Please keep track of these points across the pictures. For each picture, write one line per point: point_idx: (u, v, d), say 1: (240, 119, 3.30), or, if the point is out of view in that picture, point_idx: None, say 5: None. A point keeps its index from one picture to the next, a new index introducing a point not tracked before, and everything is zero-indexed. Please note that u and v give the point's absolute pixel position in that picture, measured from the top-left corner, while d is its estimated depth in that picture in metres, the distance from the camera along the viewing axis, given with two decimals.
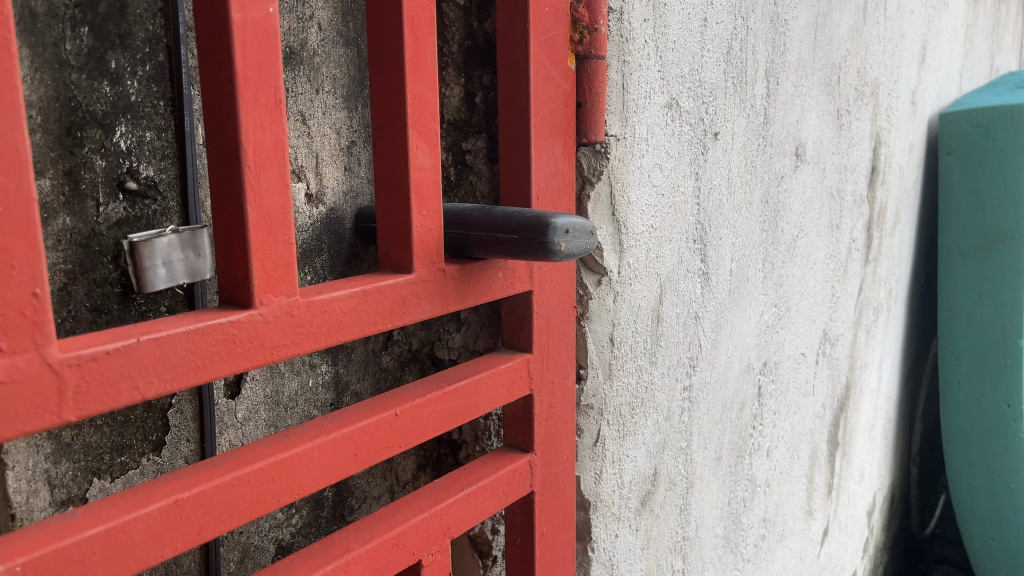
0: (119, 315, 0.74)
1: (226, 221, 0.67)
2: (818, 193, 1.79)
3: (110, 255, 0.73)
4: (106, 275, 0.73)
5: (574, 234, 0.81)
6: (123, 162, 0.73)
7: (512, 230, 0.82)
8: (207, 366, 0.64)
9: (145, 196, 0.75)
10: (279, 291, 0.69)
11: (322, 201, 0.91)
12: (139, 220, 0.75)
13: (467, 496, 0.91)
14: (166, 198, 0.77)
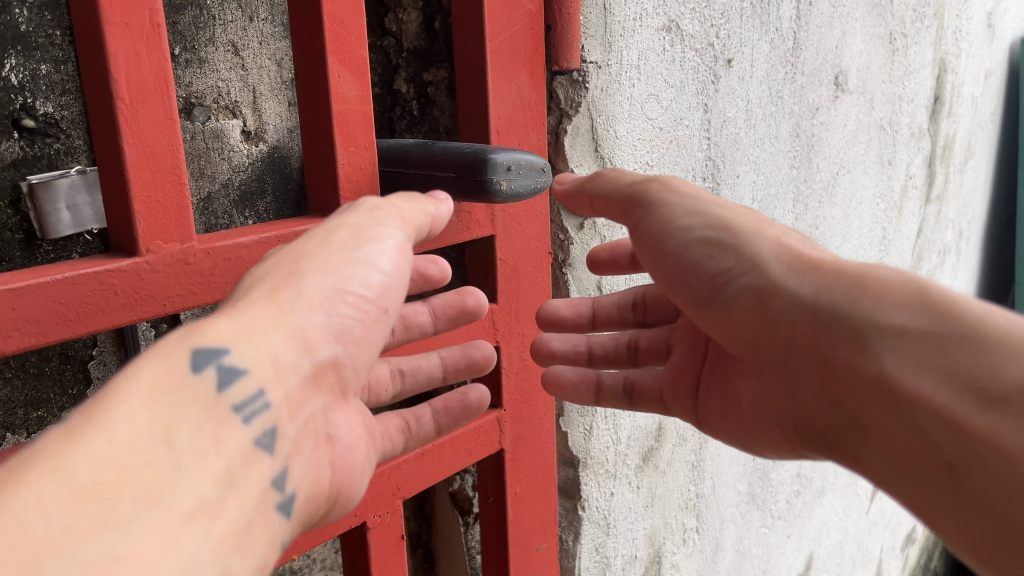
0: (23, 262, 0.69)
1: (107, 160, 0.61)
2: (864, 125, 1.64)
3: (8, 199, 0.68)
4: (4, 221, 0.68)
5: (518, 171, 0.73)
6: (16, 98, 0.67)
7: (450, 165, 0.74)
8: (83, 319, 0.59)
9: (45, 134, 0.69)
10: (170, 237, 0.63)
11: (263, 138, 0.85)
12: (39, 160, 0.70)
13: (421, 455, 0.84)
14: (71, 136, 0.71)
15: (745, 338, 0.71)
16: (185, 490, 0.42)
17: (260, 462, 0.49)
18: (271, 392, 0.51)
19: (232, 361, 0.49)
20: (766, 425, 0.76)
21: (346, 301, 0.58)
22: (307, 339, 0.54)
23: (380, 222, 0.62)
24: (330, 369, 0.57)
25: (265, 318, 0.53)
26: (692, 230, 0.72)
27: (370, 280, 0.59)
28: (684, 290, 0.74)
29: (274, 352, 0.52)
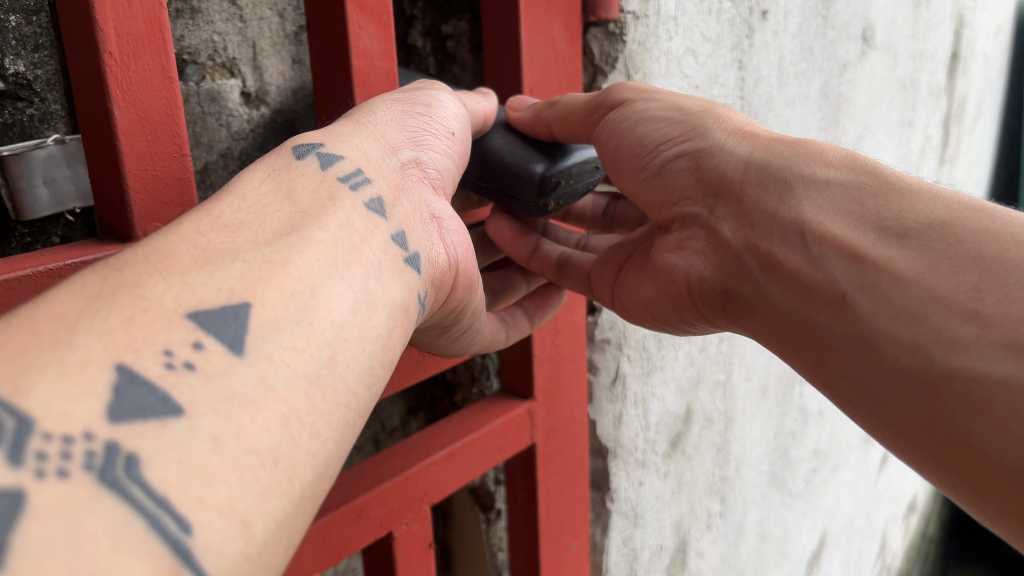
0: None
1: (94, 127, 0.51)
2: (888, 84, 1.55)
3: None
4: None
5: (574, 176, 0.69)
6: None
7: (504, 147, 0.69)
8: None
9: (15, 98, 0.59)
10: (171, 218, 0.54)
11: (265, 101, 0.74)
12: (10, 129, 0.59)
13: (449, 455, 0.76)
14: (46, 99, 0.61)
15: (669, 206, 0.70)
16: (312, 232, 0.47)
17: (382, 227, 0.52)
18: (370, 172, 0.54)
19: (329, 150, 0.53)
20: (665, 292, 0.72)
21: (425, 129, 0.59)
22: (388, 138, 0.57)
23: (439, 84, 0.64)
24: (416, 166, 0.58)
25: (348, 128, 0.56)
26: (644, 116, 0.69)
27: (438, 113, 0.61)
28: (626, 166, 0.71)
29: (365, 146, 0.55)
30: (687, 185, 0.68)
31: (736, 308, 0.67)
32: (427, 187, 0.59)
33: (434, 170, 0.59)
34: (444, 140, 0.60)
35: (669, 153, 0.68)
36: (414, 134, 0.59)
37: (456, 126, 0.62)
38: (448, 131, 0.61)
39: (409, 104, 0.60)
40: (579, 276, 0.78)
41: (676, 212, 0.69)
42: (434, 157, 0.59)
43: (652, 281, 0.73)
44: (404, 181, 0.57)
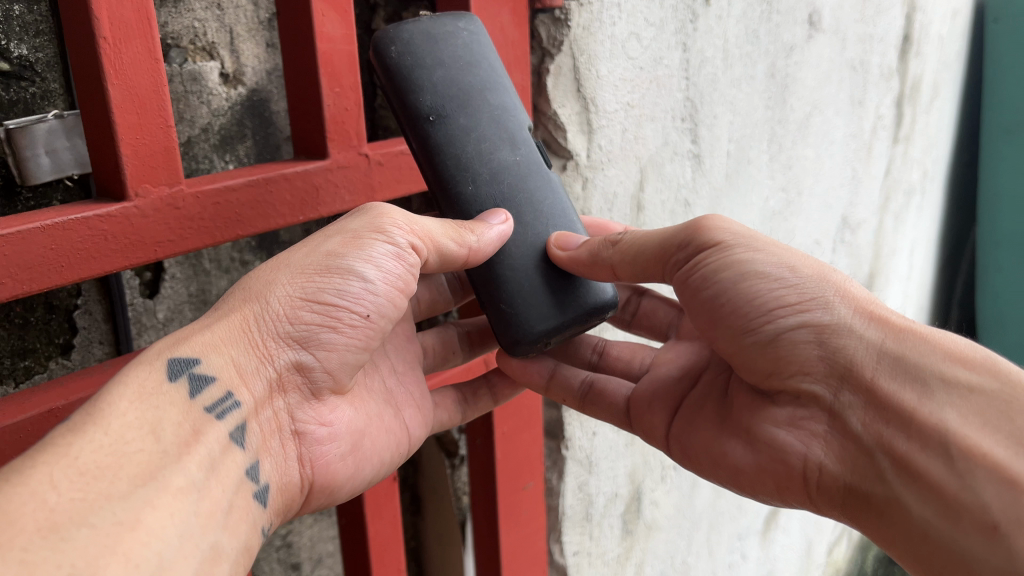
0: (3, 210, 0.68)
1: (91, 101, 0.59)
2: (837, 65, 1.64)
3: None
4: None
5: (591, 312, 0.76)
6: None
7: (525, 264, 0.76)
8: (74, 265, 0.58)
9: (19, 77, 0.67)
10: (158, 181, 0.62)
11: (242, 81, 0.83)
12: (15, 105, 0.67)
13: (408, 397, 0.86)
14: (46, 79, 0.69)
15: (781, 378, 0.70)
16: (170, 477, 0.56)
17: (233, 447, 0.64)
18: (239, 392, 0.65)
19: (203, 368, 0.63)
20: (771, 469, 0.71)
21: (330, 318, 0.67)
22: (269, 348, 0.66)
23: (392, 223, 0.69)
24: (294, 371, 0.68)
25: (236, 333, 0.65)
26: (761, 282, 0.69)
27: (351, 289, 0.67)
28: (739, 328, 0.71)
29: (240, 362, 0.65)
30: (808, 358, 0.67)
31: (850, 505, 0.68)
32: (301, 391, 0.70)
33: (320, 365, 0.69)
34: (350, 325, 0.68)
35: (790, 322, 0.68)
36: (309, 329, 0.67)
37: (380, 288, 0.69)
38: (361, 310, 0.68)
39: (323, 289, 0.66)
40: (603, 404, 0.90)
41: (791, 386, 0.69)
42: (320, 351, 0.69)
43: (755, 450, 0.73)
44: (274, 388, 0.68)
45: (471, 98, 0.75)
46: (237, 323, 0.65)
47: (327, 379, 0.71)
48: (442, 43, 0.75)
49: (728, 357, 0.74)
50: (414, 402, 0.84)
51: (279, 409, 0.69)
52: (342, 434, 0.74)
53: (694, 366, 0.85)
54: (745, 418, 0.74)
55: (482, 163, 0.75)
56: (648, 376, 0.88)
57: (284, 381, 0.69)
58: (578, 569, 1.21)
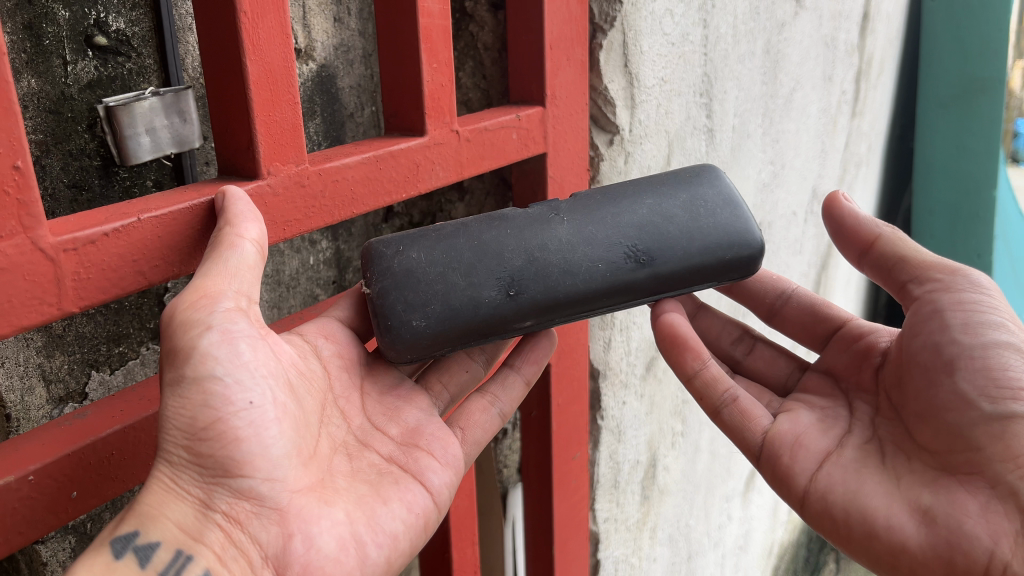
0: (101, 191, 0.73)
1: (224, 75, 0.58)
2: (815, 42, 1.70)
3: (84, 123, 0.71)
4: (83, 146, 0.71)
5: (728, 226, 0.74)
6: (90, 13, 0.71)
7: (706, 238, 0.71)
8: (215, 246, 0.57)
9: (116, 52, 0.73)
10: (287, 159, 0.61)
11: (312, 57, 0.81)
12: (112, 81, 0.73)
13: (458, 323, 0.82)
14: (141, 55, 0.75)
15: (990, 459, 0.67)
16: None
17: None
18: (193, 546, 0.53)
19: (146, 537, 0.52)
20: (946, 558, 0.67)
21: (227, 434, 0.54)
22: (195, 493, 0.54)
23: (215, 301, 0.54)
24: (243, 501, 0.56)
25: (162, 494, 0.53)
26: (1005, 350, 0.69)
27: (221, 394, 0.53)
28: (964, 391, 0.70)
29: (179, 515, 0.53)
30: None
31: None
32: (260, 515, 0.56)
33: (259, 479, 0.56)
34: (249, 424, 0.54)
35: (1022, 410, 0.66)
36: (215, 454, 0.54)
37: (246, 376, 0.55)
38: (244, 402, 0.54)
39: (193, 410, 0.53)
40: (742, 428, 0.82)
41: (993, 473, 0.67)
42: (258, 469, 0.56)
43: (929, 527, 0.69)
44: (231, 528, 0.55)
45: (466, 270, 0.66)
46: (153, 483, 0.53)
47: (282, 489, 0.57)
48: (396, 311, 0.64)
49: (933, 417, 0.72)
50: (426, 452, 0.71)
51: (245, 544, 0.56)
52: (328, 534, 0.60)
53: (830, 416, 0.83)
54: (917, 494, 0.71)
55: (544, 250, 0.68)
56: (788, 417, 0.82)
57: (237, 514, 0.55)
58: (607, 536, 1.25)
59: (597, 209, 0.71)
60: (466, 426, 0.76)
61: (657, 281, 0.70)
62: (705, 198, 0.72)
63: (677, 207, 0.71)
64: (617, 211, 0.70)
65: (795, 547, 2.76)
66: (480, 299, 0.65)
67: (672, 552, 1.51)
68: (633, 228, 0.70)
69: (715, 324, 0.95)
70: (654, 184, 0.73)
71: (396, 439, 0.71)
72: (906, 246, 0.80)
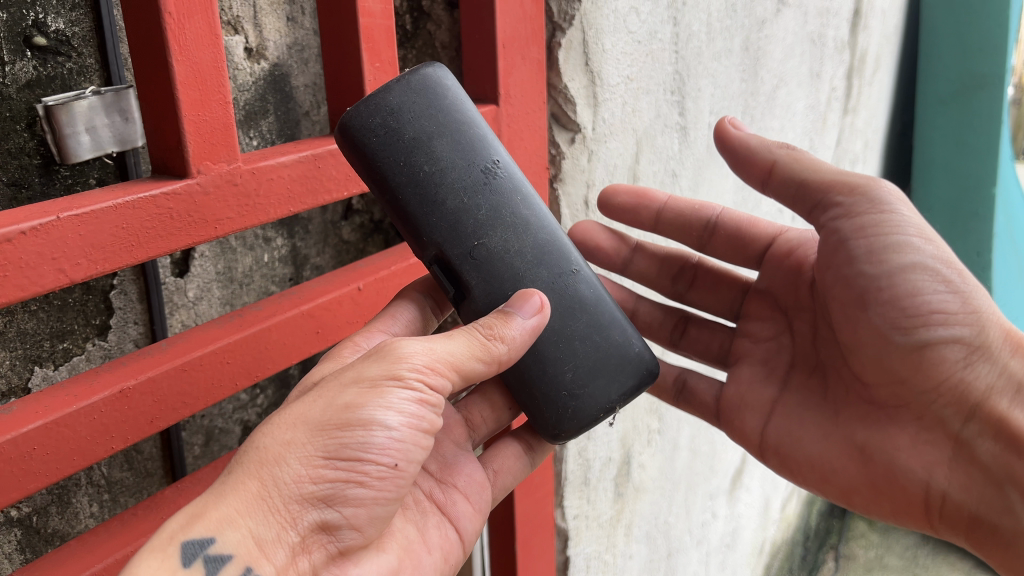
0: (42, 188, 0.75)
1: (152, 75, 0.58)
2: (799, 39, 1.70)
3: (24, 122, 0.72)
4: (22, 145, 0.73)
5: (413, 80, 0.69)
6: (29, 13, 0.72)
7: (445, 106, 0.68)
8: (142, 244, 0.57)
9: (57, 52, 0.74)
10: (218, 158, 0.61)
11: (264, 56, 0.82)
12: (53, 80, 0.74)
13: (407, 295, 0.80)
14: (82, 54, 0.76)
15: (914, 390, 0.78)
16: None
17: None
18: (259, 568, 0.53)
19: (219, 548, 0.52)
20: (891, 493, 0.81)
21: (355, 474, 0.55)
22: (289, 516, 0.54)
23: (412, 366, 0.57)
24: (319, 535, 0.56)
25: (253, 503, 0.53)
26: (919, 277, 0.75)
27: (378, 444, 0.55)
28: (888, 329, 0.77)
29: (261, 532, 0.53)
30: (950, 375, 0.76)
31: (971, 530, 0.78)
32: (326, 555, 0.56)
33: (348, 525, 0.57)
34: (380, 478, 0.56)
35: (943, 338, 0.75)
36: (335, 487, 0.55)
37: (408, 437, 0.57)
38: (389, 460, 0.56)
39: (347, 445, 0.54)
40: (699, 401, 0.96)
41: (917, 404, 0.78)
42: (350, 510, 0.56)
43: (868, 462, 0.81)
44: (298, 555, 0.54)
45: (581, 312, 0.73)
46: (252, 492, 0.53)
47: (355, 537, 0.58)
48: (615, 385, 0.72)
49: (862, 358, 0.81)
50: (461, 493, 0.76)
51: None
52: None
53: (774, 363, 0.91)
54: (855, 431, 0.83)
55: (517, 256, 0.70)
56: (733, 377, 0.93)
57: (309, 546, 0.55)
58: (577, 532, 1.25)
59: (458, 214, 0.68)
60: (499, 471, 0.81)
61: (491, 134, 0.71)
62: (417, 89, 0.68)
63: (425, 115, 0.68)
64: (459, 194, 0.68)
65: (790, 545, 2.76)
66: (591, 292, 0.73)
67: (649, 549, 1.52)
68: (462, 168, 0.69)
69: (651, 268, 1.00)
70: (416, 137, 0.67)
71: (435, 474, 0.75)
72: (806, 165, 0.79)
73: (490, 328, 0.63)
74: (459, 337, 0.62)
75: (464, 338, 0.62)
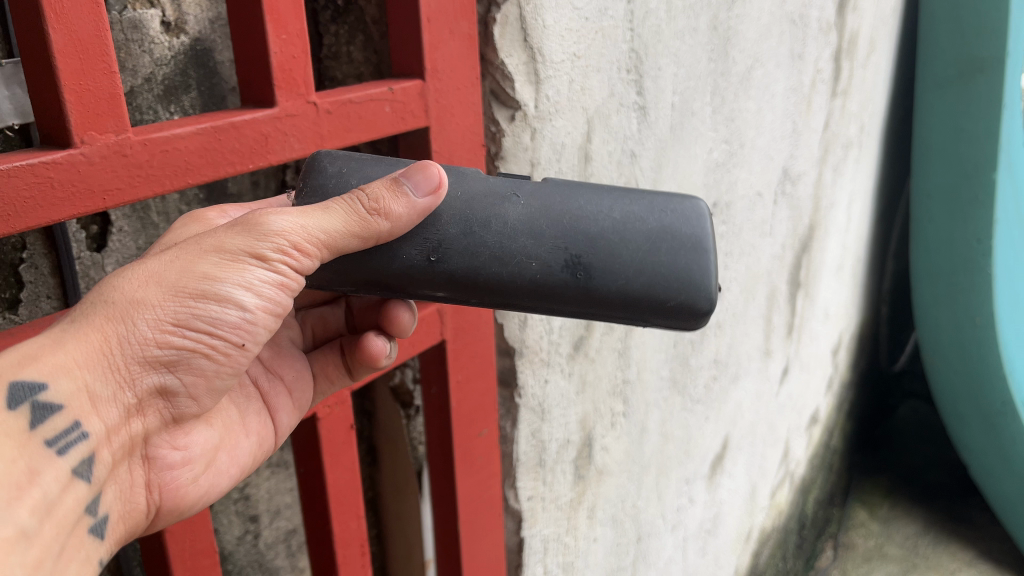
0: None
1: (32, 44, 0.58)
2: (777, 19, 1.67)
3: None
4: None
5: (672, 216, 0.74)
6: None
7: (618, 264, 0.71)
8: (20, 214, 0.57)
9: None
10: (104, 129, 0.61)
11: (184, 30, 0.83)
12: None
13: None
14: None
15: None
16: None
17: (77, 489, 0.61)
18: (89, 421, 0.60)
19: (49, 396, 0.58)
20: None
21: (198, 344, 0.63)
22: (129, 375, 0.61)
23: (277, 243, 0.63)
24: (156, 393, 0.64)
25: (94, 358, 0.59)
26: None
27: (226, 318, 0.62)
28: None
29: (94, 385, 0.60)
30: None
31: None
32: (161, 413, 0.66)
33: (182, 384, 0.65)
34: (225, 350, 0.65)
35: None
36: (176, 355, 0.62)
37: (256, 315, 0.64)
38: (233, 336, 0.64)
39: (196, 318, 0.61)
40: None
41: None
42: (187, 376, 0.65)
43: None
44: (131, 415, 0.64)
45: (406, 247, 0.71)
46: (94, 346, 0.58)
47: (189, 405, 0.67)
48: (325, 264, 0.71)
49: None
50: (283, 388, 0.84)
51: (133, 433, 0.65)
52: (194, 456, 0.73)
53: None
54: None
55: (496, 221, 0.71)
56: None
57: (144, 405, 0.64)
58: (532, 514, 1.24)
59: (559, 197, 0.73)
60: (318, 373, 0.88)
61: (573, 286, 0.71)
62: (670, 212, 0.74)
63: (647, 219, 0.73)
64: (575, 202, 0.72)
65: (782, 533, 2.74)
66: (403, 257, 0.70)
67: (617, 532, 1.51)
68: (570, 240, 0.71)
69: None
70: (662, 232, 0.72)
71: (265, 362, 0.84)
72: None
73: (375, 203, 0.66)
74: (338, 211, 0.65)
75: (343, 213, 0.65)
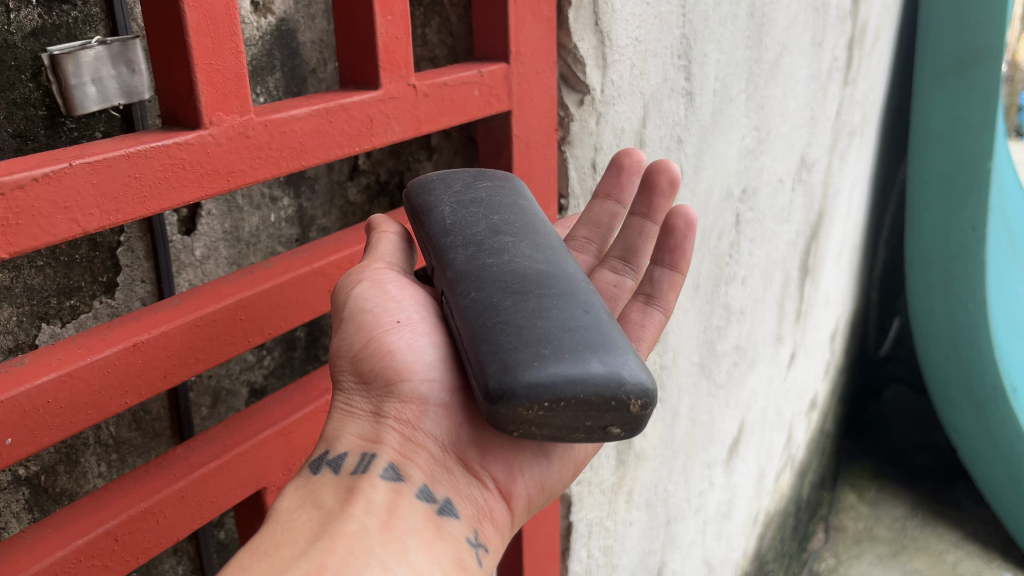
0: (48, 141, 0.75)
1: (162, 20, 0.57)
2: (803, 7, 1.68)
3: (29, 72, 0.72)
4: (27, 95, 0.73)
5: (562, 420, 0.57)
6: None
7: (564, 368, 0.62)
8: (154, 195, 0.56)
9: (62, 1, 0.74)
10: (230, 109, 0.60)
11: (270, 11, 0.83)
12: (58, 29, 0.75)
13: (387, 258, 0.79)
14: (87, 3, 0.76)
15: None
16: (342, 526, 0.58)
17: (407, 493, 0.63)
18: (378, 448, 0.65)
19: (338, 453, 0.65)
20: None
21: (379, 348, 0.66)
22: (371, 411, 0.66)
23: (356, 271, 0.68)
24: (405, 403, 0.66)
25: (345, 419, 0.67)
26: None
27: (371, 317, 0.66)
28: None
29: (361, 429, 0.66)
30: None
31: None
32: (429, 411, 0.66)
33: (420, 381, 0.66)
34: (399, 336, 0.66)
35: None
36: (376, 371, 0.66)
37: (394, 300, 0.67)
38: (393, 320, 0.66)
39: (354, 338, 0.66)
40: None
41: None
42: (414, 373, 0.66)
43: None
44: (407, 428, 0.66)
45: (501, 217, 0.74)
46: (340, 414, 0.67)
47: (435, 384, 0.66)
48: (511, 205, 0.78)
49: None
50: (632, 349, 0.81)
51: (428, 435, 0.66)
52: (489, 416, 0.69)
53: None
54: None
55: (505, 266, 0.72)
56: None
57: (407, 412, 0.66)
58: (580, 498, 1.25)
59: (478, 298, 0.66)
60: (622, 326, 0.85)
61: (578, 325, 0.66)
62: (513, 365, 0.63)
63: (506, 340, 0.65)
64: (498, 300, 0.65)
65: (782, 517, 2.78)
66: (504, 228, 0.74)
67: (649, 516, 1.52)
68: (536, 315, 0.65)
69: None
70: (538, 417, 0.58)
71: None
72: None
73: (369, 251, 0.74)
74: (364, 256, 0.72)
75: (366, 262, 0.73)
